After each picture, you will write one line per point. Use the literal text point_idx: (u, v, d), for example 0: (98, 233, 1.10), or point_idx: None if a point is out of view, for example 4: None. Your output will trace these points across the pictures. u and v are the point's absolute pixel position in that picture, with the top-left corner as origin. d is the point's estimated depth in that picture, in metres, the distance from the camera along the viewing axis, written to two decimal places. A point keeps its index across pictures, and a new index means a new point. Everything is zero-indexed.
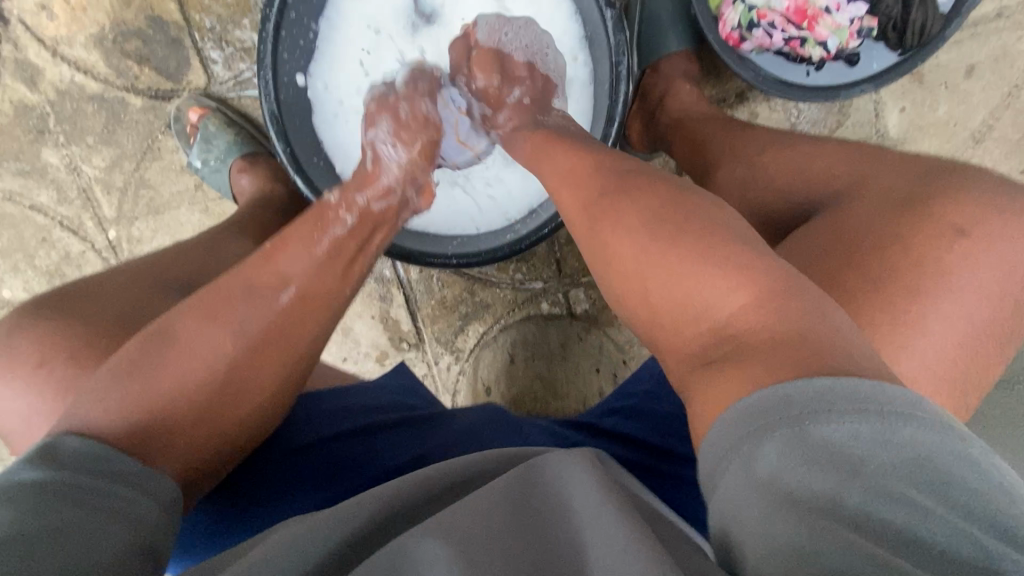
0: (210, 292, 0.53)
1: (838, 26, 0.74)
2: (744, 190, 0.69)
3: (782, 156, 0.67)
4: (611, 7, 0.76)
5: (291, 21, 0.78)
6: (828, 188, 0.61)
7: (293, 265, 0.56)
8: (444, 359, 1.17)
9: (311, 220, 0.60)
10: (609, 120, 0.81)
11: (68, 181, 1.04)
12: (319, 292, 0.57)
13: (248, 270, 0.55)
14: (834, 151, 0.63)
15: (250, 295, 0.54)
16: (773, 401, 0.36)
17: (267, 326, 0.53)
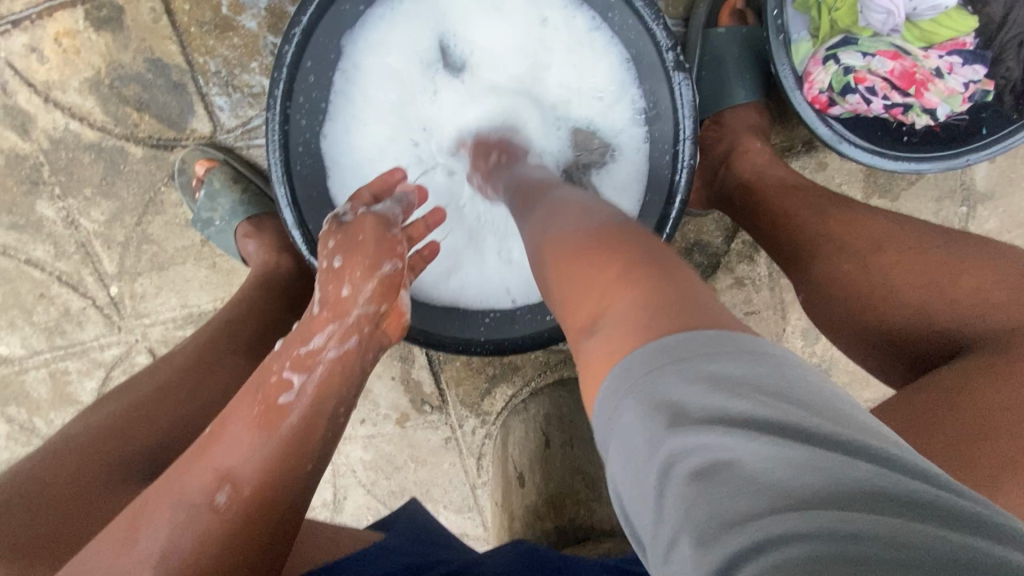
0: (140, 512, 0.44)
1: (951, 91, 0.63)
2: (848, 296, 0.58)
3: (912, 266, 0.56)
4: (683, 68, 0.65)
5: (302, 82, 0.66)
6: (989, 322, 0.51)
7: (239, 467, 0.45)
8: (469, 422, 1.09)
9: (262, 392, 0.49)
10: (671, 197, 0.69)
11: (65, 235, 0.96)
12: (275, 492, 0.46)
13: (181, 475, 0.45)
14: (988, 268, 0.53)
15: (184, 509, 0.44)
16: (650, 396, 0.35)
17: (200, 551, 0.43)
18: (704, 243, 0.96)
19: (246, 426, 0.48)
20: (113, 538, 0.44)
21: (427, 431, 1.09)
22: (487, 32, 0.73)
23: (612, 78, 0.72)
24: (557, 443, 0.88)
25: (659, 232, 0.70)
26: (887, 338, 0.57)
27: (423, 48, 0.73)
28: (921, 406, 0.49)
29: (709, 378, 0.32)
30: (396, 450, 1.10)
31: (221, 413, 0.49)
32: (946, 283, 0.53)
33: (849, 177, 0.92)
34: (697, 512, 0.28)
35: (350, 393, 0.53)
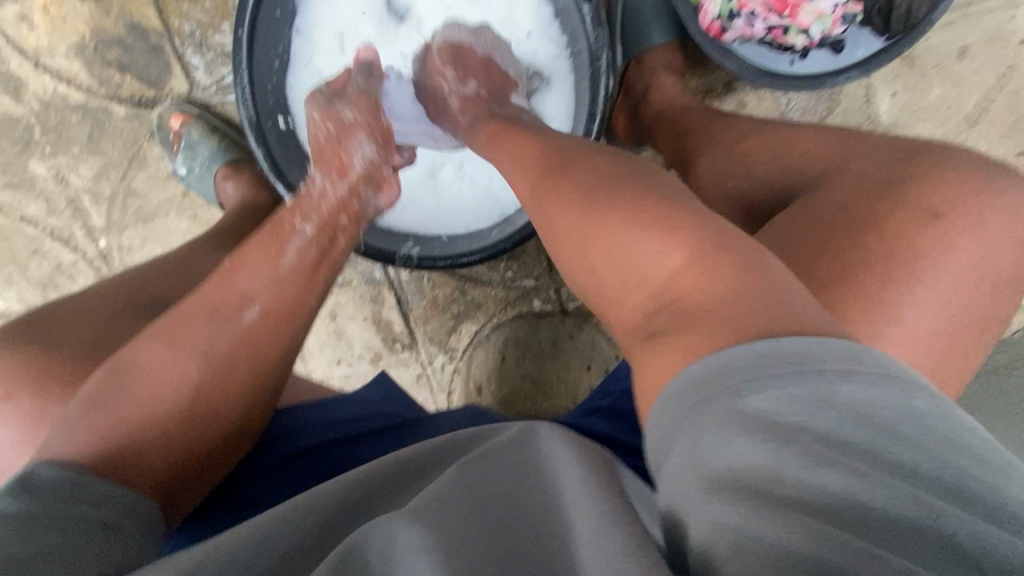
0: (177, 325, 0.53)
1: (821, 12, 0.73)
2: (727, 181, 0.69)
3: (760, 149, 0.67)
4: (589, 1, 0.75)
5: (263, 29, 0.76)
6: (809, 174, 0.61)
7: (260, 289, 0.56)
8: (438, 358, 1.17)
9: (274, 236, 0.59)
10: (591, 117, 0.79)
11: (56, 192, 1.04)
12: (290, 310, 0.57)
13: (212, 291, 0.55)
14: (813, 136, 0.63)
15: (217, 315, 0.54)
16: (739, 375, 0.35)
17: (239, 344, 0.54)
18: None
19: (248, 256, 0.57)
20: (146, 342, 0.53)
21: (399, 369, 1.18)
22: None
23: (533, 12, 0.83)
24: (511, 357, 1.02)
25: None
26: (746, 210, 0.68)
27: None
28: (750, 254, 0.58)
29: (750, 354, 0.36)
30: None
31: (238, 251, 0.58)
32: (779, 151, 0.65)
33: (767, 113, 1.02)
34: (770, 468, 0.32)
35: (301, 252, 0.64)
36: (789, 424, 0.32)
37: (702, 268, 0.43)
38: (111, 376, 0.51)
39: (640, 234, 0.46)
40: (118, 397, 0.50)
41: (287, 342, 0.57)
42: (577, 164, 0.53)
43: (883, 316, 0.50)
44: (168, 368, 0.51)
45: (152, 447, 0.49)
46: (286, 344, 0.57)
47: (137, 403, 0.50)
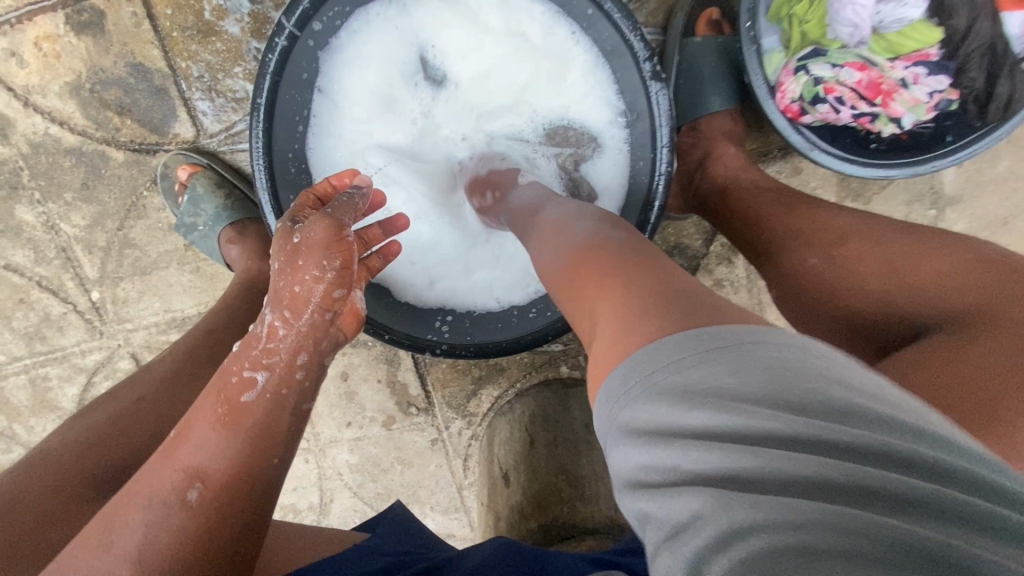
0: (113, 518, 0.45)
1: (915, 101, 0.65)
2: (818, 294, 0.64)
3: (878, 262, 0.60)
4: (660, 78, 0.66)
5: (284, 93, 0.67)
6: (949, 305, 0.54)
7: (206, 464, 0.46)
8: (455, 423, 1.09)
9: (223, 394, 0.49)
10: (648, 202, 0.71)
11: (46, 240, 0.95)
12: (246, 480, 0.47)
13: (154, 471, 0.47)
14: (943, 256, 0.57)
15: (161, 503, 0.45)
16: (661, 352, 0.36)
17: (181, 540, 0.44)
18: (684, 246, 0.98)
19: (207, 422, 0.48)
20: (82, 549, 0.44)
21: (413, 434, 1.10)
22: (460, 42, 0.74)
23: (585, 74, 0.73)
24: (541, 443, 0.91)
25: (637, 236, 0.72)
26: (856, 326, 0.62)
27: (400, 56, 0.74)
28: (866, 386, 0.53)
29: (693, 346, 0.35)
30: (382, 452, 1.11)
31: (186, 414, 0.50)
32: (906, 268, 0.58)
33: (823, 181, 0.95)
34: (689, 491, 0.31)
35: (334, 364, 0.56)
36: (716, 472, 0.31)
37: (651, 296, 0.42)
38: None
39: (610, 282, 0.46)
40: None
41: (265, 501, 0.49)
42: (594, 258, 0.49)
43: None
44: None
45: None
46: (246, 515, 0.47)
47: None
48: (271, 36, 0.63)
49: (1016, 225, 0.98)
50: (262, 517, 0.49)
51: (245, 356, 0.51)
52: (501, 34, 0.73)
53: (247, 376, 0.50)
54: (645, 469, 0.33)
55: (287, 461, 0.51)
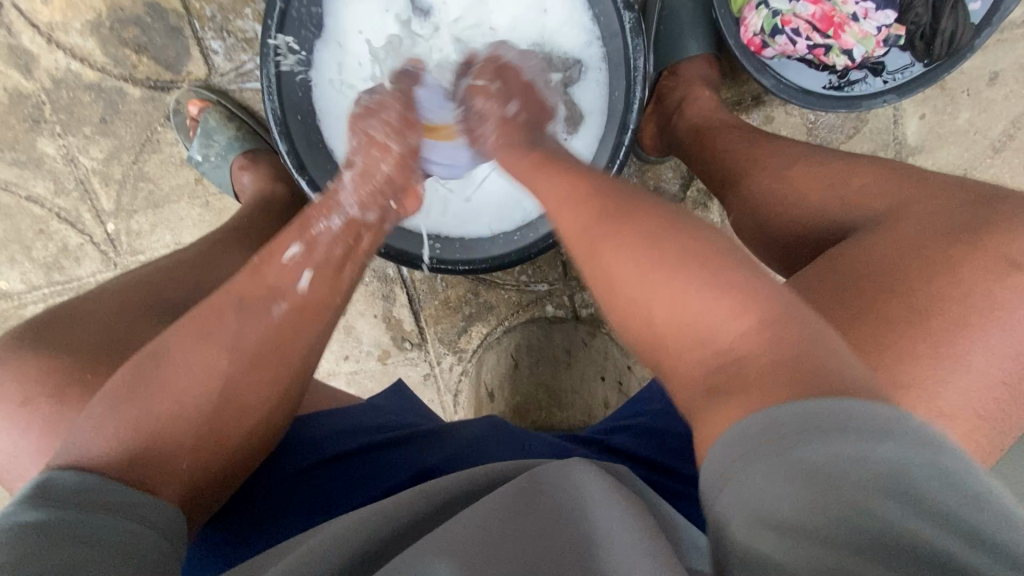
0: (208, 313, 0.52)
1: (865, 34, 0.72)
2: (771, 206, 0.69)
3: (812, 182, 0.67)
4: (632, 8, 0.73)
5: (291, 18, 0.74)
6: (870, 210, 0.61)
7: (291, 284, 0.56)
8: (446, 359, 1.16)
9: (303, 230, 0.60)
10: (623, 127, 0.78)
11: (65, 172, 1.01)
12: (320, 306, 0.58)
13: (245, 282, 0.55)
14: (864, 170, 0.64)
15: (247, 307, 0.53)
16: (794, 424, 0.34)
17: (264, 339, 0.53)
18: (662, 190, 1.04)
19: (290, 250, 0.58)
20: (177, 340, 0.51)
21: (407, 368, 1.17)
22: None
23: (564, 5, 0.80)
24: (525, 364, 1.00)
25: (613, 157, 0.79)
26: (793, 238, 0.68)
27: None
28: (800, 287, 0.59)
29: (818, 425, 0.34)
30: (378, 386, 1.17)
31: (271, 242, 0.59)
32: (837, 184, 0.65)
33: (794, 129, 1.01)
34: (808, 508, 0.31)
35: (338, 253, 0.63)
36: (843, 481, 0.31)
37: (708, 295, 0.42)
38: (139, 372, 0.49)
39: (644, 258, 0.46)
40: (147, 392, 0.48)
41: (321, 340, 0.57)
42: (600, 203, 0.51)
43: (954, 360, 0.50)
44: (205, 360, 0.50)
45: (184, 450, 0.48)
46: (317, 337, 0.57)
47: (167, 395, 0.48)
48: None
49: (975, 175, 1.04)
50: (324, 342, 0.58)
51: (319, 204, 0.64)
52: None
53: (324, 225, 0.62)
54: (764, 509, 0.32)
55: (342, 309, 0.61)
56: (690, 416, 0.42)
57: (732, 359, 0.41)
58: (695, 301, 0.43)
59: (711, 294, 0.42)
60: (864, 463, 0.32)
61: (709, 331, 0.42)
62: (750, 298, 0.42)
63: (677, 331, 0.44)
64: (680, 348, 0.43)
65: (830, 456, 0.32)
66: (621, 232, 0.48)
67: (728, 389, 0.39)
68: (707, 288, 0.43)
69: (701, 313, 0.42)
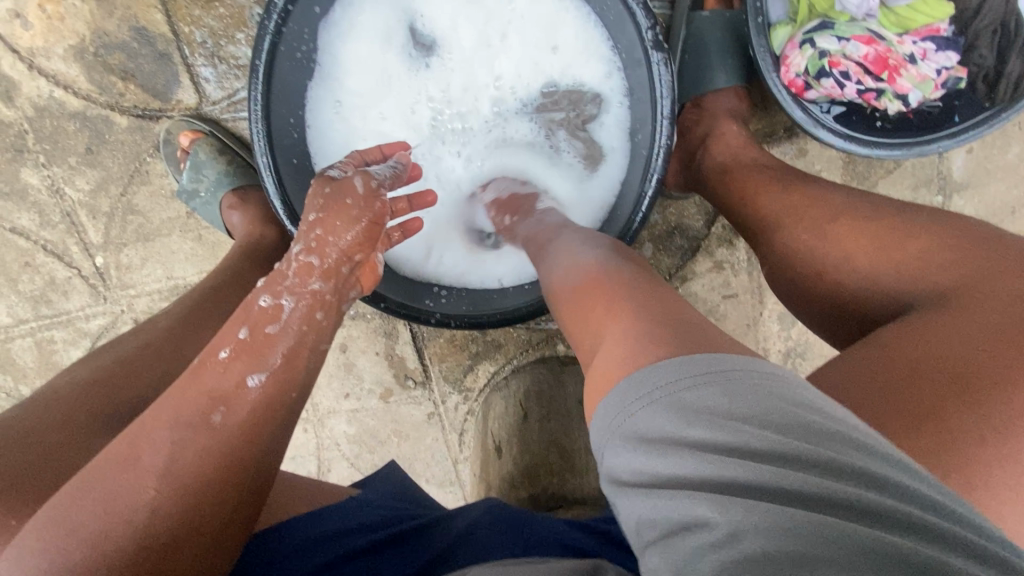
0: (139, 436, 0.46)
1: (923, 78, 0.64)
2: (807, 273, 0.64)
3: (864, 242, 0.59)
4: (661, 48, 0.65)
5: (283, 55, 0.67)
6: (933, 285, 0.53)
7: (231, 392, 0.49)
8: (452, 398, 1.10)
9: (246, 317, 0.53)
10: (648, 176, 0.69)
11: (50, 203, 0.96)
12: (266, 409, 0.50)
13: (179, 394, 0.48)
14: (921, 236, 0.57)
15: (183, 424, 0.47)
16: (666, 371, 0.38)
17: (203, 457, 0.46)
18: (685, 227, 0.97)
19: (228, 349, 0.51)
20: (101, 470, 0.45)
21: (410, 407, 1.11)
22: (447, 13, 0.75)
23: (582, 39, 0.74)
24: (535, 416, 0.94)
25: (635, 210, 0.71)
26: (838, 305, 0.62)
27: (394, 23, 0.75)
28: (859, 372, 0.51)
29: (686, 374, 0.37)
30: (379, 425, 1.12)
31: (210, 343, 0.52)
32: (893, 250, 0.57)
33: (829, 163, 0.94)
34: (693, 475, 0.34)
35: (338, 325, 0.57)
36: (730, 451, 0.34)
37: (641, 311, 0.46)
38: (58, 508, 0.43)
39: (606, 279, 0.51)
40: (63, 537, 0.42)
41: (269, 453, 0.50)
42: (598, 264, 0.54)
43: None
44: (132, 492, 0.44)
45: None
46: (256, 453, 0.49)
47: (93, 535, 0.42)
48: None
49: None
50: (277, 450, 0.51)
51: (267, 281, 0.55)
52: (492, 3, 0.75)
53: (272, 306, 0.54)
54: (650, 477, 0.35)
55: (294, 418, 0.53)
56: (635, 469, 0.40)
57: (634, 343, 0.42)
58: (635, 309, 0.46)
59: (645, 305, 0.46)
60: (729, 419, 0.35)
61: (623, 332, 0.45)
62: (671, 314, 0.45)
63: (604, 337, 0.46)
64: (600, 341, 0.46)
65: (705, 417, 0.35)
66: (596, 282, 0.52)
67: (613, 367, 0.42)
68: (645, 303, 0.46)
69: (629, 315, 0.45)
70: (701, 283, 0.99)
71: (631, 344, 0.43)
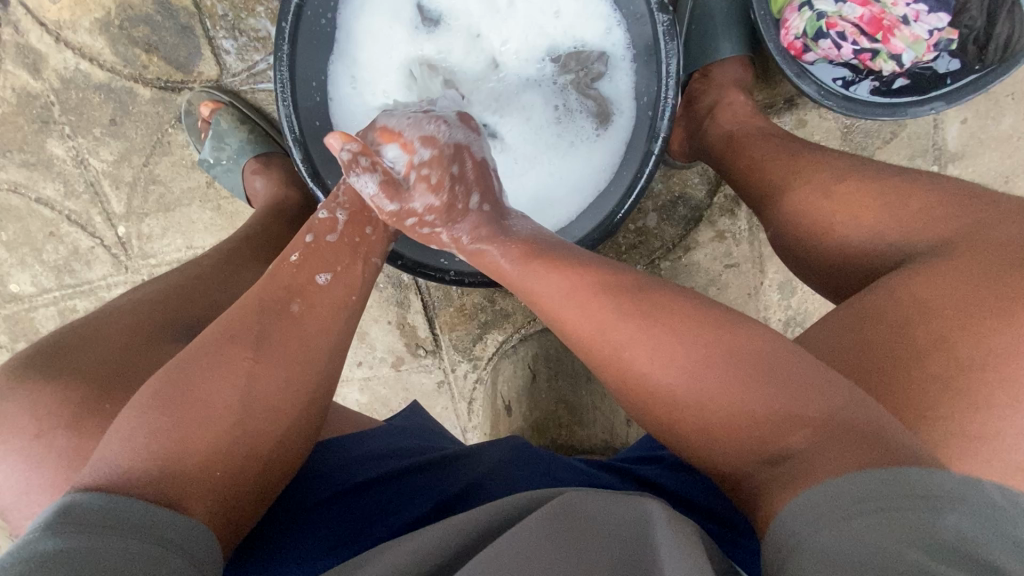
0: (228, 326, 0.51)
1: (915, 38, 0.68)
2: (812, 226, 0.66)
3: (864, 196, 0.63)
4: (666, 10, 0.68)
5: (307, 19, 0.70)
6: (930, 237, 0.57)
7: (309, 289, 0.55)
8: (461, 366, 1.13)
9: (314, 229, 0.60)
10: (654, 134, 0.72)
11: (75, 174, 0.99)
12: (335, 310, 0.56)
13: (259, 292, 0.54)
14: (923, 191, 0.60)
15: (265, 314, 0.52)
16: (852, 485, 0.36)
17: (286, 343, 0.51)
18: (688, 196, 1.01)
19: (298, 254, 0.57)
20: (204, 350, 0.49)
21: (421, 375, 1.14)
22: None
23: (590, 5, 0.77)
24: (543, 377, 0.97)
25: (642, 167, 0.74)
26: (841, 261, 0.64)
27: None
28: (863, 332, 0.55)
29: (879, 482, 0.36)
30: (391, 393, 1.15)
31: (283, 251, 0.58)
32: (895, 202, 0.61)
33: (828, 133, 0.97)
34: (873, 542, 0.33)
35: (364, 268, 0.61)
36: (915, 532, 0.33)
37: (730, 375, 0.43)
38: (163, 382, 0.47)
39: (665, 337, 0.46)
40: (173, 405, 0.46)
41: (339, 364, 0.55)
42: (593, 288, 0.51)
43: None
44: (227, 368, 0.48)
45: (209, 464, 0.45)
46: (330, 344, 0.54)
47: (193, 407, 0.46)
48: None
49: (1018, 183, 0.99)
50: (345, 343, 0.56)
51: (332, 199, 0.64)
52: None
53: (331, 217, 0.62)
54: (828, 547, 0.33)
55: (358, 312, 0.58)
56: (771, 500, 0.40)
57: (780, 449, 0.40)
58: (736, 385, 0.43)
59: (732, 364, 0.44)
60: (918, 506, 0.34)
61: (736, 410, 0.43)
62: (752, 369, 0.43)
63: (716, 427, 0.43)
64: (712, 440, 0.44)
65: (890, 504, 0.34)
66: (643, 317, 0.48)
67: (781, 485, 0.39)
68: (726, 362, 0.44)
69: (741, 402, 0.43)
70: (704, 251, 1.02)
71: (762, 437, 0.41)
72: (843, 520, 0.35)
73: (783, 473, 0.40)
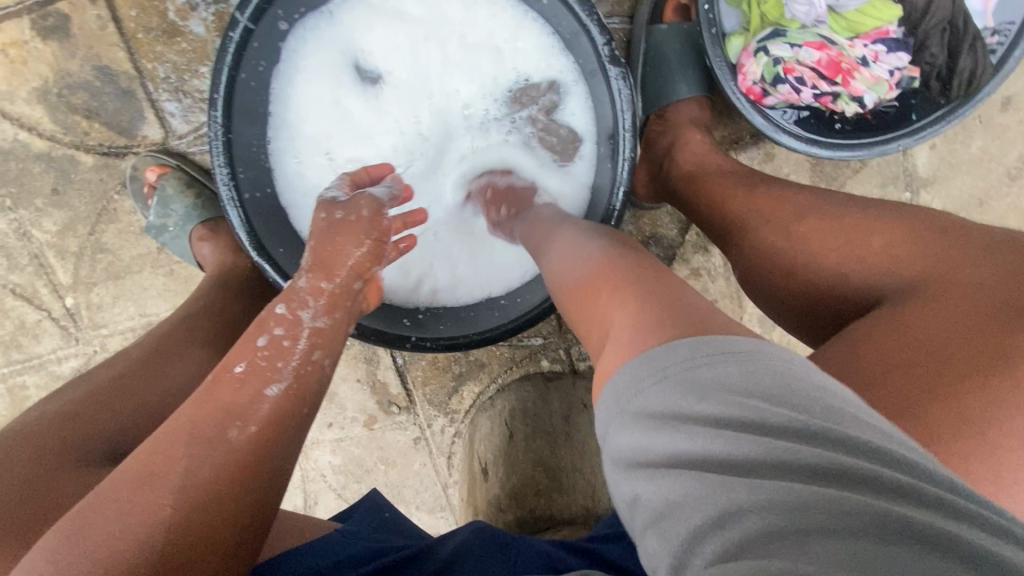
0: (151, 456, 0.45)
1: (876, 78, 0.65)
2: (793, 283, 0.62)
3: (833, 232, 0.59)
4: (617, 62, 0.66)
5: (242, 83, 0.66)
6: (900, 278, 0.53)
7: (244, 407, 0.49)
8: (438, 421, 1.08)
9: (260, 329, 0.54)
10: (614, 186, 0.70)
11: (17, 247, 0.94)
12: (277, 421, 0.50)
13: (196, 412, 0.48)
14: (891, 226, 0.56)
15: (197, 438, 0.46)
16: (645, 361, 0.40)
17: (212, 473, 0.45)
18: (660, 235, 0.97)
19: (244, 363, 0.52)
20: (118, 489, 0.44)
21: (395, 434, 1.09)
22: (387, 40, 0.74)
23: (540, 53, 0.74)
24: (520, 436, 0.93)
25: (604, 218, 0.71)
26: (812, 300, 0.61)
27: (346, 48, 0.74)
28: (846, 350, 0.50)
29: (671, 365, 0.38)
30: (366, 453, 1.09)
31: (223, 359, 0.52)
32: (861, 239, 0.57)
33: (797, 166, 0.95)
34: (672, 435, 0.36)
35: (329, 360, 0.56)
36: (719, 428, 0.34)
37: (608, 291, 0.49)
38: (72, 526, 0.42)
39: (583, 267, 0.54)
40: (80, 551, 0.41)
41: (279, 464, 0.49)
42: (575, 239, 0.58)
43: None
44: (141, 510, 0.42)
45: None
46: (275, 461, 0.48)
47: (103, 553, 0.40)
48: (230, 17, 0.62)
49: (992, 205, 0.98)
50: (290, 464, 0.50)
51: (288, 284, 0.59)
52: (429, 20, 0.74)
53: (288, 313, 0.56)
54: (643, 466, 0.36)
55: (313, 416, 0.54)
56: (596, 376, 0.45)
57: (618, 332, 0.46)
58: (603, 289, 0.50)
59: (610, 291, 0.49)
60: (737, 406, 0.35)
61: (606, 316, 0.48)
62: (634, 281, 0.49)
63: (591, 329, 0.50)
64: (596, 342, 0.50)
65: (696, 402, 0.36)
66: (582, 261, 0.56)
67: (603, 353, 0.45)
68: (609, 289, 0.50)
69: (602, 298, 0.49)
70: None
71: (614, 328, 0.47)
72: (662, 402, 0.37)
73: (609, 343, 0.45)
